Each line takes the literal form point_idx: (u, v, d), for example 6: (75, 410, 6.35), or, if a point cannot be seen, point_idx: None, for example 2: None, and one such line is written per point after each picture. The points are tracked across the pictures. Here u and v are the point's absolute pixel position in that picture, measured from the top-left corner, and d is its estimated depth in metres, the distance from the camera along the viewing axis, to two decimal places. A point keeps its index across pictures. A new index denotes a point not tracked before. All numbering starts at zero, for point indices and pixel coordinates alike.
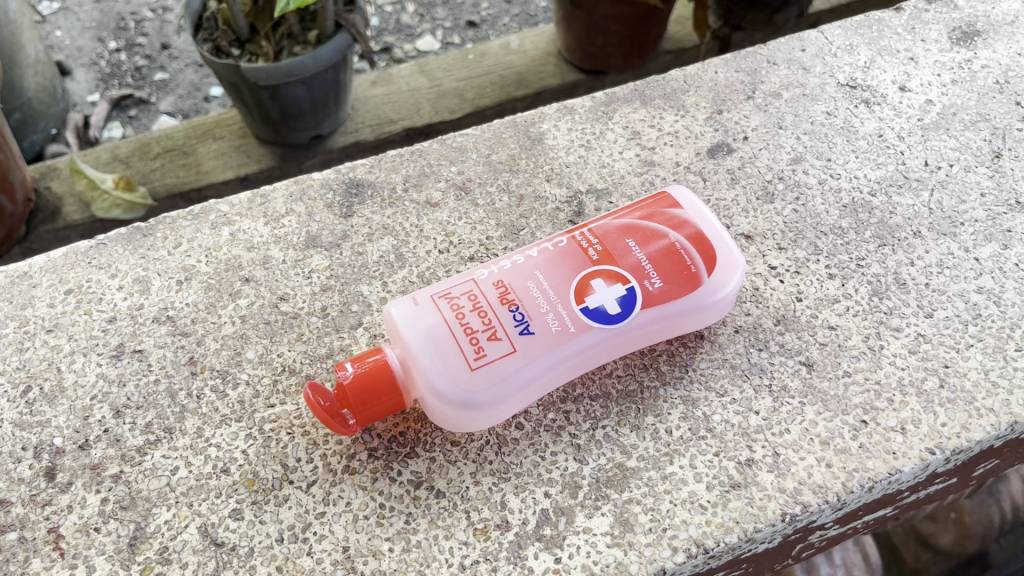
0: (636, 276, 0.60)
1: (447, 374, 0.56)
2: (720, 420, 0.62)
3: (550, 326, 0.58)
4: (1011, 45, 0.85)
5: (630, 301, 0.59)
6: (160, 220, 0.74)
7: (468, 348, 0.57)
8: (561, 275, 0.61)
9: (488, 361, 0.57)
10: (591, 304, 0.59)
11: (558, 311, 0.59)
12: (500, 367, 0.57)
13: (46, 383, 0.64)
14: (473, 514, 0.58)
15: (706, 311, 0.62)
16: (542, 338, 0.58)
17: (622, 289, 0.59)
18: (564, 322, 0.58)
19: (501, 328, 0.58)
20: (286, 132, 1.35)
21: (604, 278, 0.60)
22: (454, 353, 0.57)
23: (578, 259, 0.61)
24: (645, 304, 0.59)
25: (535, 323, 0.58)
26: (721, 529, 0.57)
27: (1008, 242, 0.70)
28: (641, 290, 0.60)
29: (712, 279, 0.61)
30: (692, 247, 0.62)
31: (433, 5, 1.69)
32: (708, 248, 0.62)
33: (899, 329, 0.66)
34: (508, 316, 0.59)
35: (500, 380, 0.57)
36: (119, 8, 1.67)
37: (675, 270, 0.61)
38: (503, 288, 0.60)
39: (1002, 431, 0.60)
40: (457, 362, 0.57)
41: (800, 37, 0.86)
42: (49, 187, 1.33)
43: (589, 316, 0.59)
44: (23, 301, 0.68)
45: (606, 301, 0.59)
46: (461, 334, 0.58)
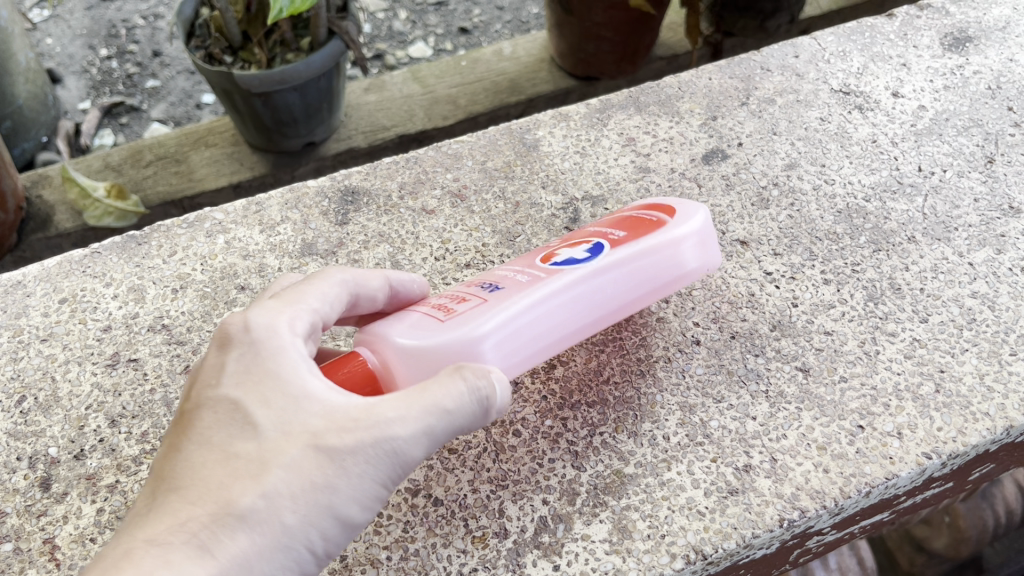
0: (600, 236, 0.59)
1: (419, 333, 0.52)
2: (717, 426, 0.62)
3: (521, 279, 0.55)
4: (1002, 50, 0.85)
5: (598, 247, 0.57)
6: (154, 229, 0.74)
7: (440, 314, 0.54)
8: (529, 259, 0.60)
9: (460, 314, 0.53)
10: (558, 259, 0.57)
11: (526, 270, 0.57)
12: (470, 314, 0.53)
13: (41, 394, 0.64)
14: (471, 522, 0.58)
15: (684, 252, 0.57)
16: (513, 288, 0.54)
17: (588, 245, 0.58)
18: (533, 273, 0.56)
19: (472, 295, 0.56)
20: (278, 139, 1.34)
21: (570, 247, 0.59)
22: (426, 320, 0.54)
23: (545, 249, 0.61)
24: (613, 246, 0.56)
25: (505, 282, 0.56)
26: (720, 535, 0.57)
27: (1001, 247, 0.71)
28: (607, 239, 0.57)
29: (679, 217, 0.58)
30: (649, 208, 0.61)
31: (425, 12, 1.69)
32: (663, 204, 0.61)
33: (894, 334, 0.66)
34: (479, 289, 0.56)
35: (472, 324, 0.52)
36: (110, 15, 1.66)
37: (636, 222, 0.59)
38: (475, 281, 0.59)
39: (998, 435, 0.61)
40: (428, 324, 0.53)
41: (793, 44, 0.87)
42: (40, 196, 1.32)
43: (558, 265, 0.56)
44: (17, 311, 0.69)
45: (573, 253, 0.57)
46: (433, 310, 0.55)
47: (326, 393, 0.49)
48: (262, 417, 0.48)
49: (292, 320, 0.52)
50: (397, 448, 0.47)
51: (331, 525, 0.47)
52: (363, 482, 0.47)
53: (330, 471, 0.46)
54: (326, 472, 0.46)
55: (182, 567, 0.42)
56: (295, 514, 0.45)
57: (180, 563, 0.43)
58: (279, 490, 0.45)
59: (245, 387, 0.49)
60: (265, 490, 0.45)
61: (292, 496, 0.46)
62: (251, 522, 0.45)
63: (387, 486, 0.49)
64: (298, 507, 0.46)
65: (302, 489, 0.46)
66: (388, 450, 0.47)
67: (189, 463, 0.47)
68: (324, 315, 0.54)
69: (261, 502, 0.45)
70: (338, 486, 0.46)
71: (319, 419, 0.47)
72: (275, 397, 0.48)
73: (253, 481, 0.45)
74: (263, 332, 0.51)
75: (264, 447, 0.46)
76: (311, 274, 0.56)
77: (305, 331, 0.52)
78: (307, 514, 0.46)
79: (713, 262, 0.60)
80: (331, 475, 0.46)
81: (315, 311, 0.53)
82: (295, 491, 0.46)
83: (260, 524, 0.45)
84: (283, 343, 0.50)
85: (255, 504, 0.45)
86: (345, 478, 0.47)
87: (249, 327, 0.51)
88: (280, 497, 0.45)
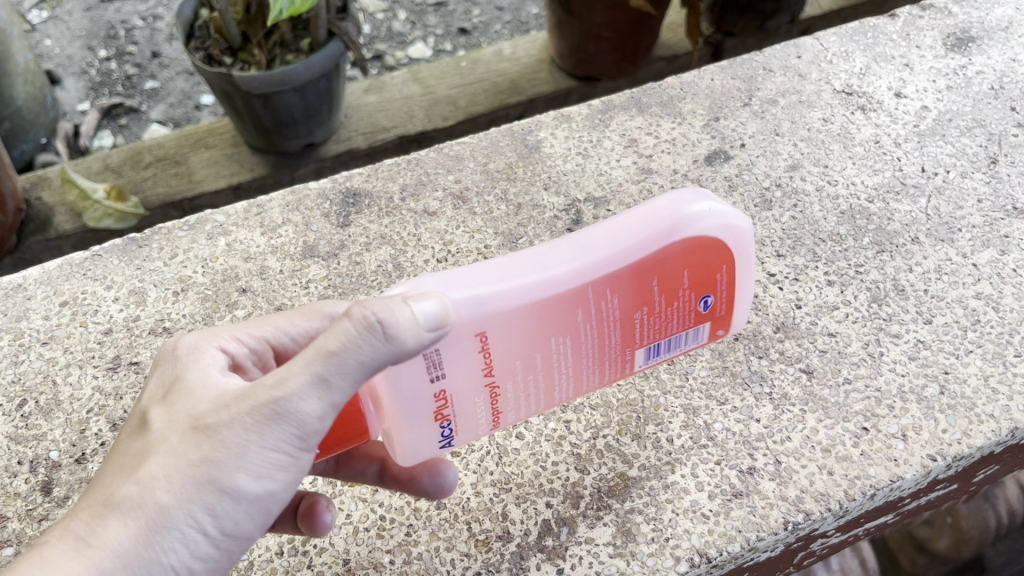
0: None
1: None
2: (721, 428, 0.62)
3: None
4: (1005, 51, 0.85)
5: None
6: (155, 231, 0.74)
7: None
8: None
9: None
10: None
11: None
12: None
13: (41, 397, 0.64)
14: (474, 526, 0.58)
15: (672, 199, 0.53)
16: None
17: None
18: None
19: None
20: (278, 140, 1.34)
21: None
22: None
23: None
24: None
25: None
26: (724, 538, 0.56)
27: (1005, 248, 0.70)
28: None
29: None
30: None
31: (425, 13, 1.69)
32: None
33: (898, 336, 0.66)
34: None
35: None
36: (109, 16, 1.66)
37: None
38: None
39: (1003, 437, 0.60)
40: None
41: (796, 44, 0.87)
42: (39, 197, 1.31)
43: None
44: (17, 314, 0.68)
45: None
46: None
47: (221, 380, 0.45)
48: (153, 413, 0.44)
49: (223, 339, 0.49)
50: (282, 410, 0.41)
51: (219, 501, 0.41)
52: (249, 453, 0.41)
53: (206, 448, 0.41)
54: (206, 447, 0.41)
55: (53, 564, 0.39)
56: (169, 493, 0.40)
57: (51, 561, 0.39)
58: (154, 474, 0.41)
59: (149, 393, 0.46)
60: (139, 476, 0.41)
61: (167, 476, 0.41)
62: (124, 513, 0.40)
63: (287, 454, 0.42)
64: (173, 486, 0.40)
65: (179, 470, 0.41)
66: (272, 411, 0.41)
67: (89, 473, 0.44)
68: (269, 339, 0.51)
69: (134, 489, 0.40)
70: (218, 460, 0.41)
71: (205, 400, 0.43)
72: (168, 393, 0.45)
73: (129, 471, 0.41)
74: (176, 344, 0.48)
75: (146, 438, 0.42)
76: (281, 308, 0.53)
77: (237, 352, 0.49)
78: (185, 493, 0.40)
79: (711, 210, 0.51)
80: (210, 449, 0.41)
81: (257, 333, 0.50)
82: (172, 472, 0.41)
83: (132, 512, 0.40)
84: (193, 347, 0.48)
85: (129, 493, 0.40)
86: (224, 452, 0.41)
87: (171, 344, 0.49)
88: (154, 481, 0.41)
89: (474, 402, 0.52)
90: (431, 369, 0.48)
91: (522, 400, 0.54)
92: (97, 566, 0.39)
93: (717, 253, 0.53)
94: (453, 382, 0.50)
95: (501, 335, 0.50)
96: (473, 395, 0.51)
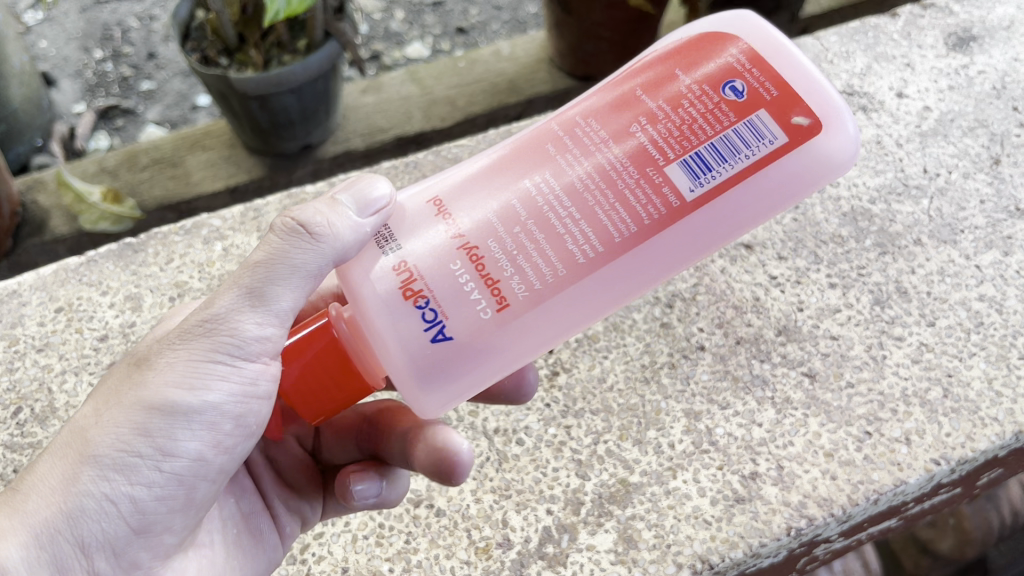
0: None
1: None
2: (723, 433, 0.61)
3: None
4: (1007, 50, 0.84)
5: None
6: (150, 235, 0.73)
7: None
8: None
9: None
10: None
11: None
12: None
13: (37, 405, 0.63)
14: (474, 533, 0.58)
15: None
16: None
17: None
18: None
19: None
20: (275, 141, 1.33)
21: None
22: None
23: None
24: None
25: None
26: (727, 544, 0.56)
27: (1008, 249, 0.70)
28: None
29: None
30: None
31: (423, 12, 1.68)
32: None
33: (901, 338, 0.65)
34: None
35: None
36: (104, 16, 1.64)
37: None
38: None
39: (1007, 440, 0.60)
40: None
41: (796, 45, 0.86)
42: (35, 200, 1.31)
43: None
44: (12, 321, 0.68)
45: None
46: None
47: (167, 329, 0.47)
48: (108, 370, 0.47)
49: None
50: (205, 323, 0.42)
51: (150, 421, 0.41)
52: (174, 371, 0.42)
53: (134, 375, 0.42)
54: (134, 373, 0.42)
55: None
56: (98, 422, 0.41)
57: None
58: (87, 413, 0.42)
59: None
60: (75, 417, 0.42)
61: (98, 409, 0.42)
62: (58, 453, 0.41)
63: (222, 366, 0.43)
64: (102, 416, 0.41)
65: (110, 399, 0.42)
66: (200, 325, 0.42)
67: None
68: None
69: (70, 430, 0.42)
70: (146, 381, 0.42)
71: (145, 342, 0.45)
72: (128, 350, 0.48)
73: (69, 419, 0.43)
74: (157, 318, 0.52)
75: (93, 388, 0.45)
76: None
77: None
78: (114, 420, 0.41)
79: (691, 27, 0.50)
80: (138, 373, 0.42)
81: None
82: (102, 404, 0.42)
83: (66, 449, 0.41)
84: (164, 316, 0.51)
85: (65, 435, 0.42)
86: (150, 372, 0.42)
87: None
88: (87, 417, 0.42)
89: (453, 272, 0.45)
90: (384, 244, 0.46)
91: (523, 259, 0.45)
92: (34, 504, 0.40)
93: (711, 42, 0.48)
94: (414, 253, 0.45)
95: (464, 190, 0.47)
96: (442, 260, 0.45)
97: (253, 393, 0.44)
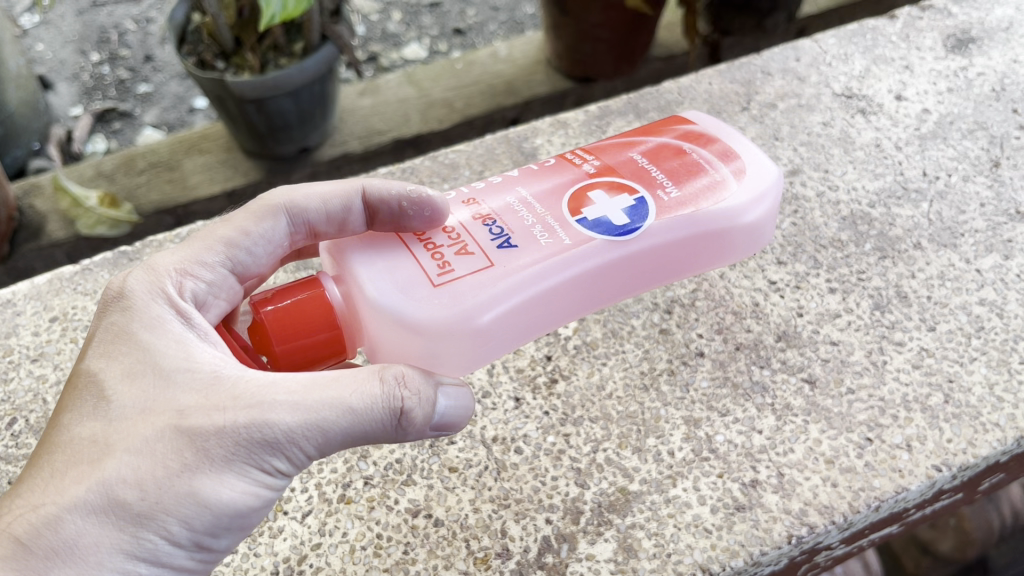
0: (645, 186, 0.52)
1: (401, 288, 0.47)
2: (723, 440, 0.61)
3: (538, 238, 0.50)
4: (1006, 51, 0.84)
5: (640, 212, 0.51)
6: (147, 244, 0.73)
7: (431, 264, 0.48)
8: (549, 190, 0.53)
9: (454, 276, 0.48)
10: (589, 215, 0.51)
11: (546, 224, 0.50)
12: (469, 282, 0.48)
13: (31, 415, 0.62)
14: (473, 543, 0.57)
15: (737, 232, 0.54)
16: (525, 251, 0.49)
17: (629, 199, 0.52)
18: (556, 235, 0.50)
19: (475, 243, 0.49)
20: (272, 145, 1.32)
21: (604, 189, 0.52)
22: (412, 270, 0.48)
23: (571, 174, 0.54)
24: (657, 213, 0.51)
25: (518, 237, 0.50)
26: (727, 553, 0.55)
27: (1009, 252, 0.69)
28: (653, 199, 0.52)
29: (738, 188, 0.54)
30: (711, 155, 0.55)
31: (420, 14, 1.68)
32: (728, 156, 0.55)
33: (901, 344, 0.65)
34: (484, 231, 0.50)
35: (467, 293, 0.47)
36: (101, 20, 1.64)
37: (692, 181, 0.53)
38: (475, 207, 0.52)
39: (1010, 446, 0.59)
40: (414, 276, 0.48)
41: (794, 48, 0.86)
42: (32, 205, 1.30)
43: (589, 227, 0.50)
44: (7, 330, 0.67)
45: (608, 211, 0.51)
46: (421, 251, 0.49)
47: (204, 363, 0.43)
48: (125, 394, 0.43)
49: (174, 280, 0.47)
50: (274, 437, 0.41)
51: (196, 516, 0.41)
52: (227, 472, 0.41)
53: (189, 456, 0.41)
54: (186, 454, 0.41)
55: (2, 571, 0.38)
56: (140, 501, 0.40)
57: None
58: (124, 476, 0.40)
59: (110, 357, 0.44)
60: (104, 478, 0.40)
61: (137, 483, 0.40)
62: (89, 521, 0.39)
63: (273, 470, 0.43)
64: (145, 494, 0.40)
65: (155, 478, 0.40)
66: (262, 433, 0.41)
67: (44, 446, 0.43)
68: (225, 267, 0.49)
69: (100, 493, 0.40)
70: (202, 474, 0.41)
71: (189, 394, 0.42)
72: (144, 371, 0.43)
73: (90, 471, 0.40)
74: (141, 297, 0.46)
75: (113, 429, 0.42)
76: (225, 215, 0.52)
77: (197, 292, 0.47)
78: (161, 505, 0.40)
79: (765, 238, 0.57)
80: (188, 458, 0.41)
81: (209, 270, 0.48)
82: (141, 477, 0.40)
83: (100, 516, 0.40)
84: (165, 313, 0.45)
85: (93, 498, 0.40)
86: (208, 462, 0.41)
87: (126, 291, 0.47)
88: (126, 486, 0.40)
89: None
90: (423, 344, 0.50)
91: None
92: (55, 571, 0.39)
93: None
94: None
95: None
96: None
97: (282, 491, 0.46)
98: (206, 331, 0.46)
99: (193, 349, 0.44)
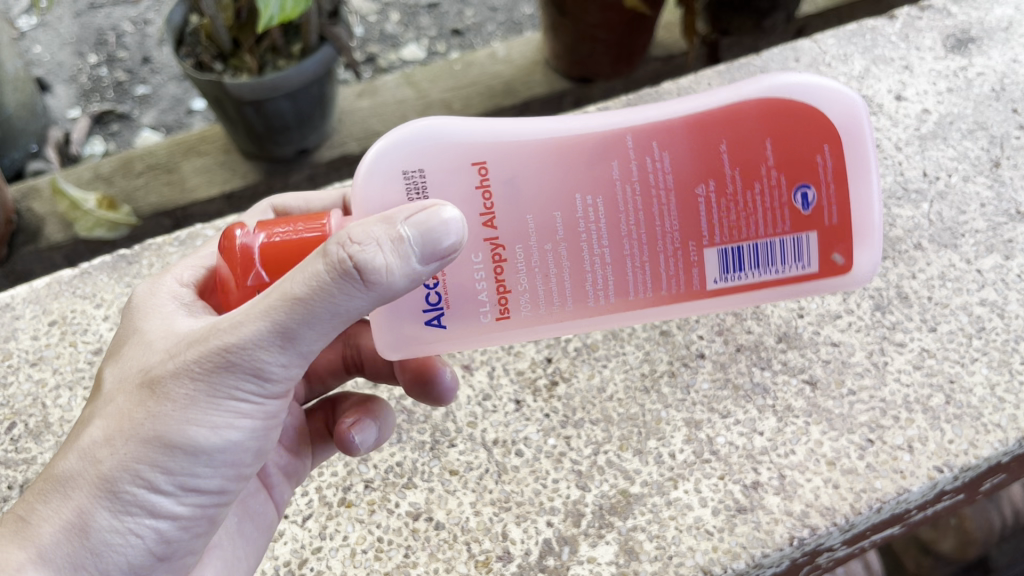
0: None
1: None
2: (724, 442, 0.60)
3: None
4: (1006, 51, 0.84)
5: None
6: (145, 247, 0.72)
7: None
8: None
9: None
10: None
11: None
12: None
13: (31, 420, 0.62)
14: (474, 546, 0.57)
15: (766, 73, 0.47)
16: None
17: None
18: None
19: None
20: (271, 146, 1.32)
21: None
22: None
23: None
24: None
25: None
26: (729, 555, 0.55)
27: (1009, 252, 0.69)
28: None
29: None
30: None
31: (418, 14, 1.68)
32: None
33: (902, 344, 0.65)
34: None
35: None
36: (98, 21, 1.63)
37: None
38: None
39: (1011, 447, 0.59)
40: None
41: (794, 48, 0.86)
42: (30, 208, 1.30)
43: None
44: (6, 334, 0.67)
45: None
46: None
47: (178, 327, 0.43)
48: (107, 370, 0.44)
49: (177, 274, 0.49)
50: (231, 365, 0.40)
51: (170, 460, 0.41)
52: (194, 410, 0.41)
53: (152, 405, 0.41)
54: (150, 405, 0.41)
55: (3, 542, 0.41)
56: (112, 457, 0.40)
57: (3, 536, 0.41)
58: (97, 438, 0.41)
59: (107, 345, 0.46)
60: (81, 445, 0.41)
61: (109, 439, 0.41)
62: (69, 485, 0.40)
63: (246, 403, 0.42)
64: (116, 450, 0.40)
65: (125, 434, 0.41)
66: (221, 366, 0.40)
67: None
68: None
69: (79, 459, 0.41)
70: (166, 418, 0.41)
71: (155, 354, 0.42)
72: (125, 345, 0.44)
73: (72, 443, 0.42)
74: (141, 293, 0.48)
75: (94, 403, 0.43)
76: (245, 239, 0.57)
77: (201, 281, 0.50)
78: (133, 456, 0.41)
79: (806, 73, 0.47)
80: (152, 407, 0.41)
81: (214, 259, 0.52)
82: (112, 435, 0.41)
83: (79, 481, 0.40)
84: (153, 299, 0.47)
85: (74, 465, 0.41)
86: (170, 405, 0.41)
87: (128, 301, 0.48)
88: (99, 446, 0.41)
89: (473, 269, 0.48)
90: (414, 194, 0.47)
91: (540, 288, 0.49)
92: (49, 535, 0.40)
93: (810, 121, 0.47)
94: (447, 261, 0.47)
95: (515, 184, 0.47)
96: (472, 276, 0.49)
97: (273, 421, 0.45)
98: (195, 305, 0.47)
99: (172, 320, 0.45)
